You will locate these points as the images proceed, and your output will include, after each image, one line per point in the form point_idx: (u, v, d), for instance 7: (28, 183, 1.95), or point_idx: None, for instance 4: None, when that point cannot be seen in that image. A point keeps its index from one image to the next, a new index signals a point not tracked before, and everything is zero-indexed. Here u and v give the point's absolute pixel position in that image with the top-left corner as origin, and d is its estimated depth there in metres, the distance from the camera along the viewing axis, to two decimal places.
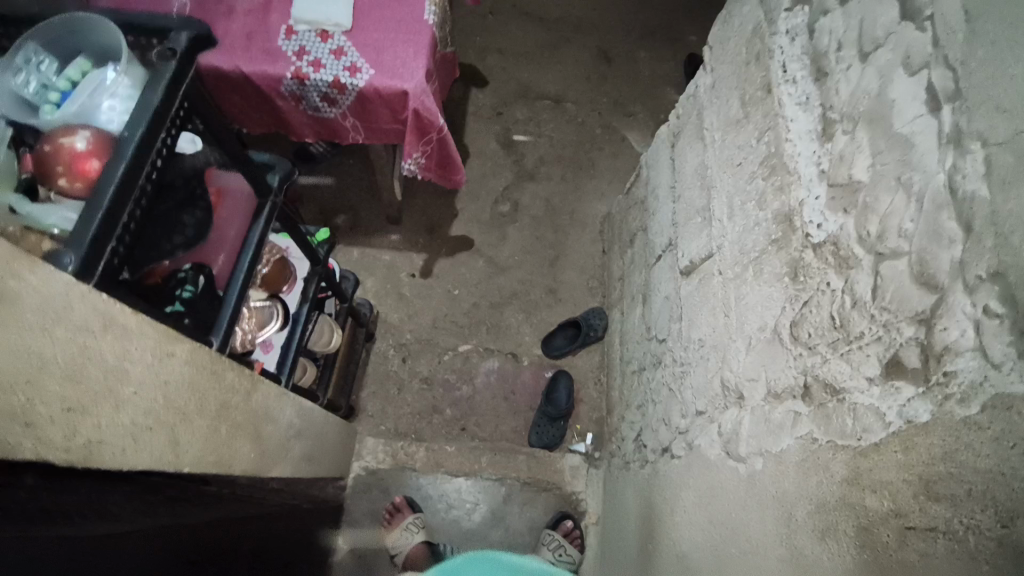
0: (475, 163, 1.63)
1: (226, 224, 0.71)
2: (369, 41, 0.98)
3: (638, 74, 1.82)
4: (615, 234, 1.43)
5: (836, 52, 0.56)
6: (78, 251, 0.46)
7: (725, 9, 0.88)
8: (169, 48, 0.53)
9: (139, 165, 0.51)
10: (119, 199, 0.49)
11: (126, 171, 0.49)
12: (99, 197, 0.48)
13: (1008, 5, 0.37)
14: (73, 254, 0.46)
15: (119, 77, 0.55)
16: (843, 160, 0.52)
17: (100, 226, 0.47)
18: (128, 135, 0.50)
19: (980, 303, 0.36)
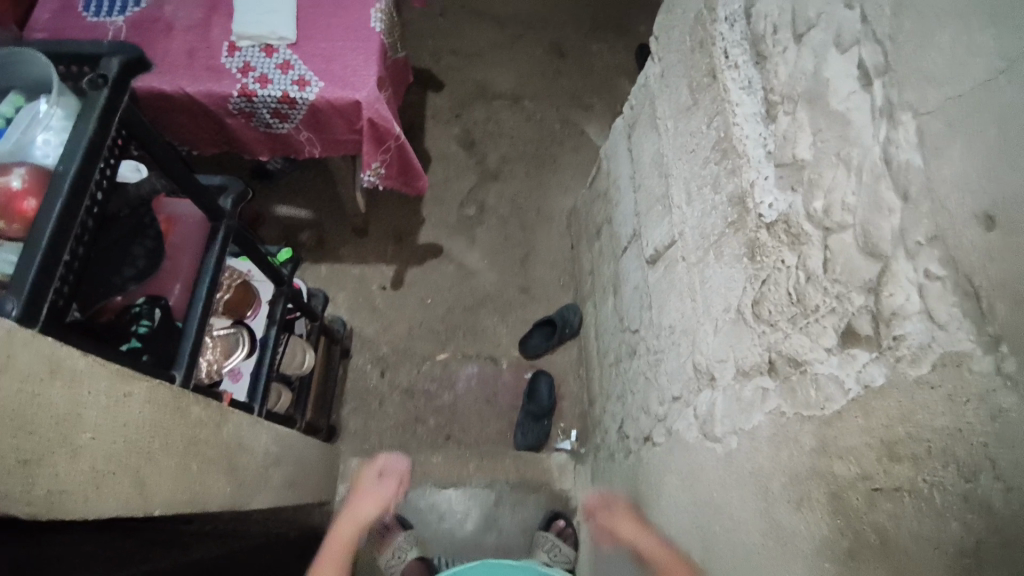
0: (438, 168, 1.63)
1: (179, 251, 0.68)
2: (317, 52, 0.98)
3: (591, 67, 1.84)
4: (582, 228, 1.44)
5: (773, 36, 0.58)
6: (19, 296, 0.43)
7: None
8: (101, 74, 0.52)
9: (78, 201, 0.48)
10: (59, 239, 0.46)
11: (65, 208, 0.47)
12: (36, 237, 0.45)
13: None
14: (17, 295, 0.43)
15: (51, 108, 0.52)
16: (788, 141, 0.54)
17: (42, 269, 0.45)
18: (63, 169, 0.48)
19: (921, 267, 0.37)
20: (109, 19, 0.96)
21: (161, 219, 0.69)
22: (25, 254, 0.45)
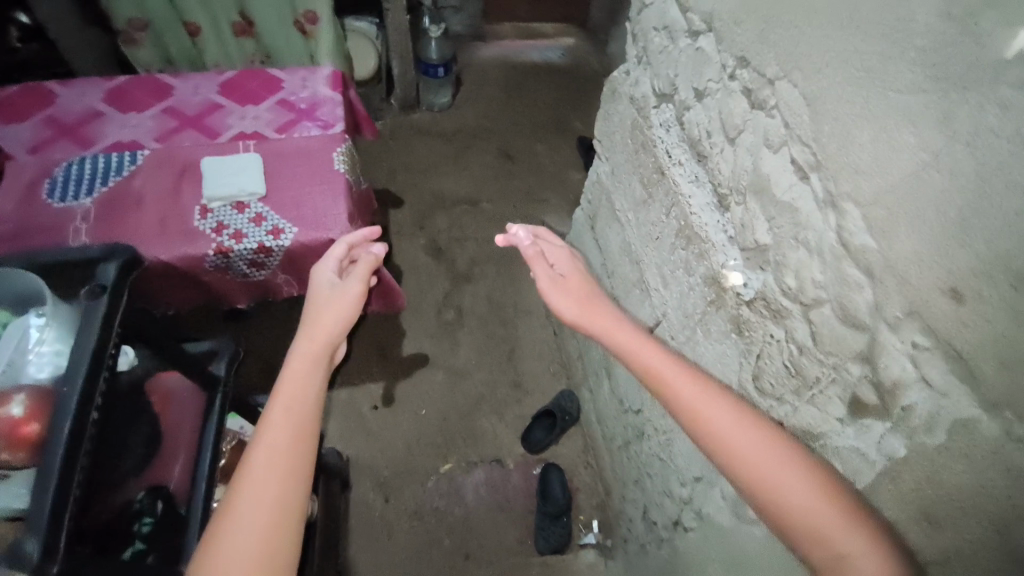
0: (410, 278, 1.66)
1: (176, 431, 0.70)
2: (286, 200, 1.02)
3: (539, 164, 2.04)
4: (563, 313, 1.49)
5: (708, 138, 0.65)
6: (39, 535, 0.44)
7: (602, 108, 1.01)
8: (100, 284, 0.55)
9: (85, 416, 0.49)
10: (72, 459, 0.47)
11: (74, 424, 0.48)
12: (48, 465, 0.46)
13: (842, 90, 0.44)
14: (37, 535, 0.44)
15: (53, 325, 0.54)
16: (746, 227, 0.59)
17: (56, 504, 0.45)
18: (67, 390, 0.49)
19: (906, 338, 0.40)
20: (78, 201, 0.99)
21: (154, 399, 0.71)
22: (36, 490, 0.45)
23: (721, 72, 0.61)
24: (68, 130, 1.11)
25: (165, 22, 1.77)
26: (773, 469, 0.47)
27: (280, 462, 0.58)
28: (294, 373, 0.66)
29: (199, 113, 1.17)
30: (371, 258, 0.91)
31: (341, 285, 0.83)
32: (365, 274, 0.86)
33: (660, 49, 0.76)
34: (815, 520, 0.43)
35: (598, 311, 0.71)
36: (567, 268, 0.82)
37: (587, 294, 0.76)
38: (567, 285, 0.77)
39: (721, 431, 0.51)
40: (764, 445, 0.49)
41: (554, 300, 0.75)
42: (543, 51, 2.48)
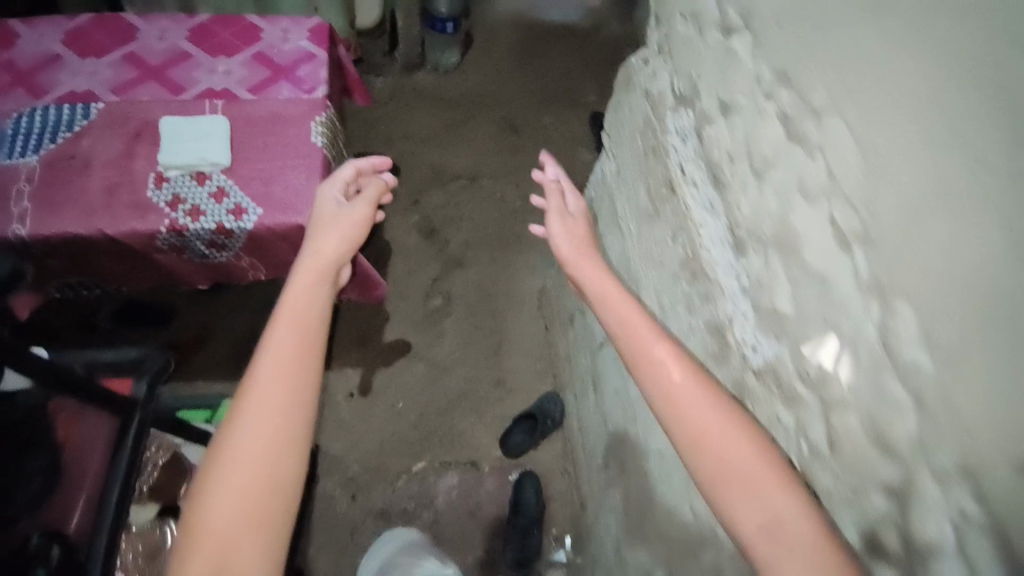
0: (398, 261, 1.62)
1: (83, 462, 0.61)
2: (253, 174, 0.92)
3: (546, 139, 1.94)
4: (555, 310, 1.42)
5: (729, 164, 0.54)
6: None
7: (613, 96, 0.89)
8: None
9: None
10: None
11: None
12: None
13: (916, 153, 0.32)
14: None
15: None
16: (763, 286, 0.49)
17: None
18: None
19: (955, 501, 0.31)
20: (21, 160, 0.88)
21: (61, 420, 0.62)
22: None
23: (754, 84, 0.49)
24: (18, 76, 0.99)
25: None
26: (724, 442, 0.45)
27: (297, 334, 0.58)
28: (302, 282, 0.63)
29: (164, 65, 1.04)
30: (380, 184, 0.89)
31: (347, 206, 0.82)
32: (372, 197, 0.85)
33: (684, 41, 0.63)
34: (756, 485, 0.43)
35: (589, 255, 0.72)
36: (577, 212, 0.80)
37: (586, 240, 0.76)
38: (570, 228, 0.77)
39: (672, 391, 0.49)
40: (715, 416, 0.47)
41: (558, 240, 0.76)
42: (562, 9, 2.30)
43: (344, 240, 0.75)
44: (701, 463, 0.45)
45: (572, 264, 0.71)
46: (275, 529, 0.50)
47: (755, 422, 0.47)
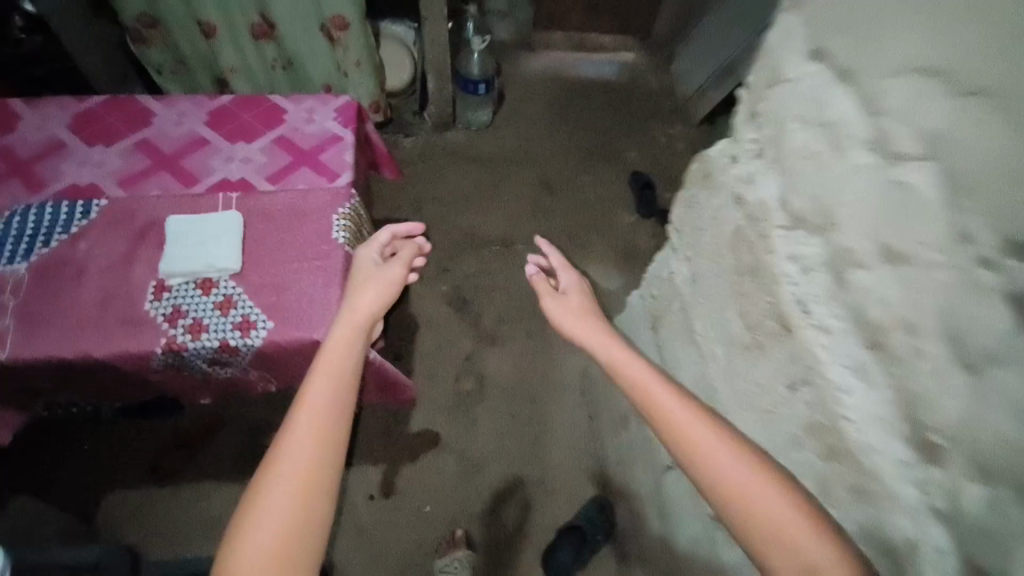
0: (427, 336, 1.50)
1: None
2: (266, 280, 0.81)
3: (582, 198, 1.83)
4: (600, 398, 1.33)
5: (901, 337, 0.41)
6: None
7: (682, 193, 0.79)
8: None
9: None
10: None
11: None
12: None
13: None
14: None
15: None
16: (989, 533, 0.36)
17: None
18: None
19: None
20: (9, 267, 0.79)
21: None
22: None
23: (953, 242, 0.36)
24: (18, 164, 0.91)
25: (177, 19, 1.58)
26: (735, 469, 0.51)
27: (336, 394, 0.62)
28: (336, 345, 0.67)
29: (178, 151, 0.96)
30: (412, 249, 0.86)
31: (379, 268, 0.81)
32: (406, 259, 0.83)
33: (807, 154, 0.50)
34: (785, 525, 0.48)
35: (591, 325, 0.76)
36: (569, 288, 0.85)
37: (588, 307, 0.80)
38: (565, 305, 0.80)
39: (695, 439, 0.54)
40: (742, 467, 0.51)
41: (561, 320, 0.78)
42: (597, 66, 2.22)
43: (376, 301, 0.76)
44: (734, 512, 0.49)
45: (574, 333, 0.76)
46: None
47: (769, 465, 0.52)
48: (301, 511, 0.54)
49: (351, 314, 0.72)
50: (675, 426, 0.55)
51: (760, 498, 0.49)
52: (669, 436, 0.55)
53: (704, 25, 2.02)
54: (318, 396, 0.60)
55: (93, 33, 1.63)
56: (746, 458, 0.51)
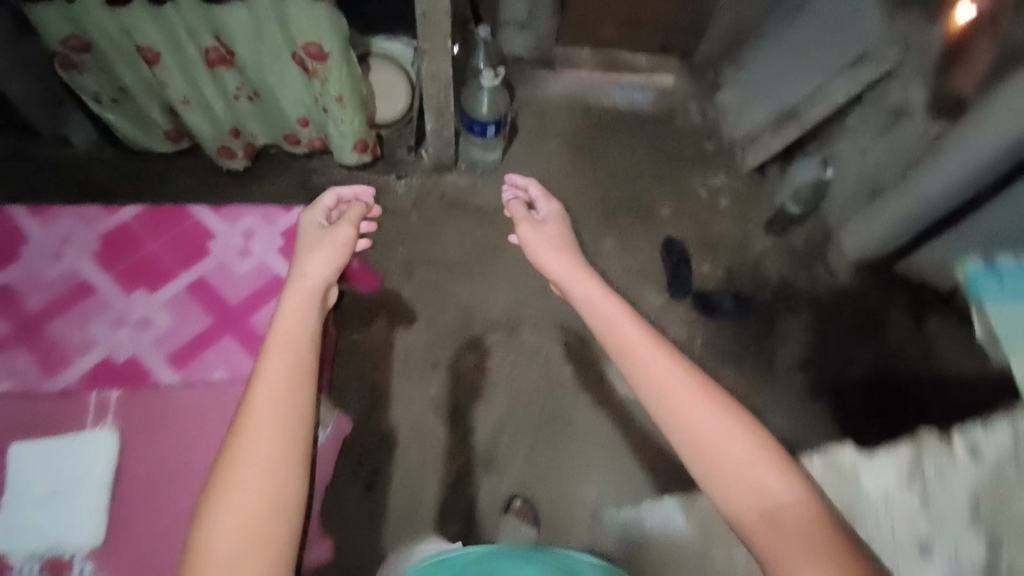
0: (411, 451, 1.32)
1: None
2: (136, 539, 0.76)
3: (607, 271, 1.55)
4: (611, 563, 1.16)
5: None
6: None
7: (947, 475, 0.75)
8: None
9: None
10: None
11: None
12: None
13: None
14: None
15: None
16: None
17: None
18: None
19: None
20: None
21: None
22: None
23: None
24: None
25: (112, 45, 1.26)
26: (681, 392, 0.77)
27: (285, 377, 0.76)
28: (293, 309, 0.83)
29: (48, 309, 0.85)
30: (362, 207, 0.99)
31: (328, 232, 0.93)
32: (353, 219, 0.95)
33: None
34: (750, 464, 0.70)
35: (574, 263, 1.02)
36: (548, 217, 1.15)
37: (561, 242, 1.08)
38: (544, 232, 1.10)
39: (644, 357, 0.81)
40: (695, 394, 0.76)
41: (535, 246, 1.08)
42: (629, 90, 1.89)
43: (329, 263, 0.88)
44: (696, 444, 0.73)
45: (565, 276, 0.99)
46: (288, 507, 0.69)
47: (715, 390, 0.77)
48: (276, 459, 0.71)
49: (303, 279, 0.85)
50: (631, 356, 0.83)
51: (716, 425, 0.74)
52: (633, 366, 0.81)
53: (761, 54, 1.71)
54: (274, 367, 0.76)
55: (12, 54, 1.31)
56: (706, 397, 0.76)
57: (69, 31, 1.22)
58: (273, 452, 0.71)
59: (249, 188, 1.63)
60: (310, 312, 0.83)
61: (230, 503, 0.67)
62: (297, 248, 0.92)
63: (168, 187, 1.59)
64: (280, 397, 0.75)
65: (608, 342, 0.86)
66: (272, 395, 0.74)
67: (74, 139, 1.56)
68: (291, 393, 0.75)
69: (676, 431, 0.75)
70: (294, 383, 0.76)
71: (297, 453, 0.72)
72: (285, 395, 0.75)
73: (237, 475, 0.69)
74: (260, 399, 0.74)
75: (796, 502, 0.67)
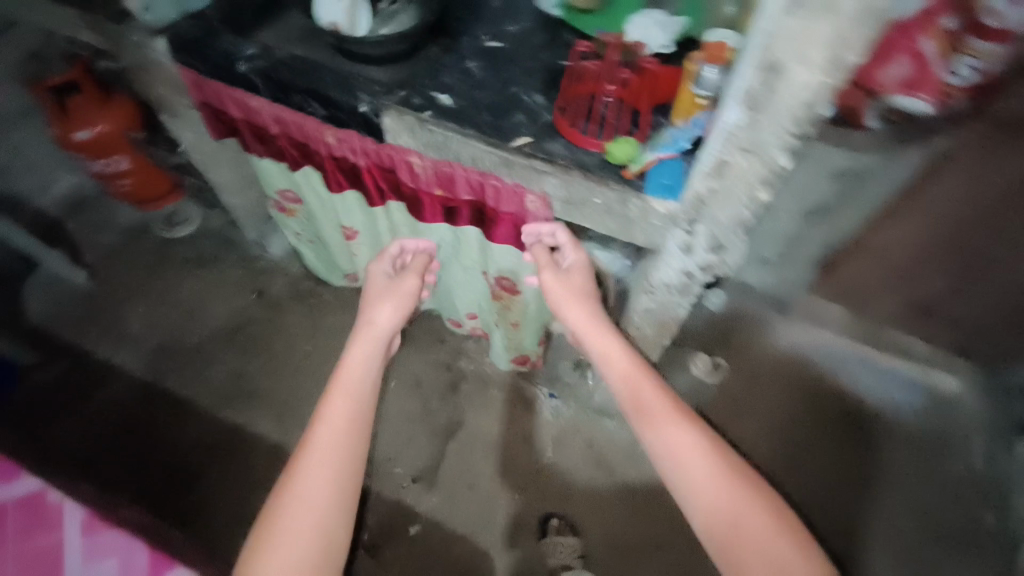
0: None
1: None
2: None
3: None
4: None
5: None
6: None
7: None
8: None
9: None
10: None
11: None
12: None
13: None
14: None
15: None
16: None
17: None
18: None
19: None
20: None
21: None
22: None
23: None
24: None
25: (320, 208, 1.19)
26: (712, 482, 0.75)
27: (349, 416, 0.81)
28: (357, 354, 0.88)
29: None
30: (424, 258, 1.05)
31: (396, 281, 1.00)
32: (418, 270, 1.01)
33: None
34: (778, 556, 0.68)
35: (596, 320, 0.91)
36: (572, 266, 0.97)
37: (586, 299, 0.92)
38: (567, 282, 0.94)
39: (677, 444, 0.78)
40: (729, 483, 0.74)
41: (561, 306, 0.92)
42: (887, 377, 1.44)
43: (396, 314, 0.94)
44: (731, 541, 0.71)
45: (581, 328, 0.91)
46: (330, 537, 0.73)
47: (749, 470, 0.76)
48: (330, 509, 0.74)
49: (369, 326, 0.92)
50: (657, 432, 0.80)
51: (750, 520, 0.71)
52: (660, 443, 0.79)
53: None
54: (338, 407, 0.81)
55: (240, 175, 1.29)
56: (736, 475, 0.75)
57: (288, 186, 1.18)
58: (331, 488, 0.75)
59: (398, 354, 1.46)
60: (373, 358, 0.89)
61: (281, 551, 0.70)
62: (366, 299, 0.98)
63: (325, 324, 1.48)
64: (348, 433, 0.80)
65: (637, 413, 0.83)
66: (337, 424, 0.80)
67: (273, 248, 1.55)
68: (353, 430, 0.80)
69: (701, 510, 0.74)
70: (355, 424, 0.81)
71: (353, 495, 0.77)
72: (353, 411, 0.82)
73: (296, 497, 0.73)
74: (325, 422, 0.80)
75: (771, 531, 0.70)
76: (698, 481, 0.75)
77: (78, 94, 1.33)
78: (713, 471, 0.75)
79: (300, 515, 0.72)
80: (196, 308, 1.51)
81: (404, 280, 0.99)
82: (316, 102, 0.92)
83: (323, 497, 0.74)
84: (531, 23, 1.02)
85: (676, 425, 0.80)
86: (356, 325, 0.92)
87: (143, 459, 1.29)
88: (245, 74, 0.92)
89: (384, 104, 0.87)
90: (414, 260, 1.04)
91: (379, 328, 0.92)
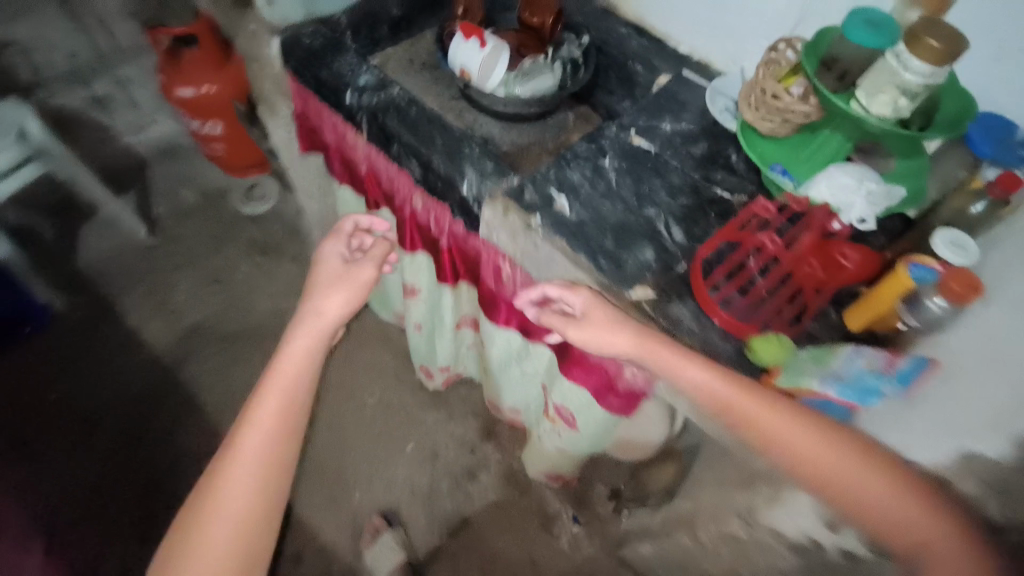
0: None
1: None
2: None
3: None
4: None
5: None
6: None
7: None
8: None
9: None
10: None
11: None
12: None
13: None
14: None
15: None
16: None
17: None
18: None
19: None
20: None
21: None
22: None
23: None
24: None
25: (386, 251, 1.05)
26: (824, 456, 0.52)
27: (275, 424, 0.62)
28: (298, 347, 0.67)
29: None
30: (385, 247, 0.80)
31: (352, 267, 0.76)
32: (381, 258, 0.78)
33: None
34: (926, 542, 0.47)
35: (629, 328, 0.61)
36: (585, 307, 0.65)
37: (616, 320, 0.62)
38: (593, 322, 0.63)
39: (769, 428, 0.54)
40: (842, 462, 0.51)
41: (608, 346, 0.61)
42: None
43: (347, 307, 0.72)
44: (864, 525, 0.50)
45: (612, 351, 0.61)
46: (246, 568, 0.58)
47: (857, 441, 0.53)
48: (249, 530, 0.59)
49: (315, 319, 0.70)
50: (744, 420, 0.54)
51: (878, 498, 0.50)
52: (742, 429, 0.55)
53: None
54: (264, 412, 0.63)
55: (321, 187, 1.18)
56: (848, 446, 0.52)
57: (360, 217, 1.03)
58: (248, 511, 0.59)
59: (424, 415, 1.32)
60: (316, 358, 0.68)
61: None
62: (311, 286, 0.74)
63: (358, 356, 1.38)
64: (279, 441, 0.62)
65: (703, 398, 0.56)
66: (265, 430, 0.62)
67: None
68: (283, 441, 0.63)
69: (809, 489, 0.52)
70: (287, 432, 0.63)
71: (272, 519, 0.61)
72: (286, 417, 0.64)
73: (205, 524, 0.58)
74: (249, 427, 0.62)
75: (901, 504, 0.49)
76: (797, 457, 0.52)
77: (195, 48, 1.26)
78: (809, 436, 0.53)
79: (204, 548, 0.57)
80: (238, 299, 1.42)
81: (362, 265, 0.77)
82: (413, 159, 0.77)
83: (238, 520, 0.58)
84: (689, 132, 0.85)
85: (762, 404, 0.54)
86: (298, 313, 0.70)
87: (133, 442, 1.22)
88: (351, 108, 0.81)
89: (489, 192, 0.72)
90: (374, 247, 0.79)
91: (326, 324, 0.70)
